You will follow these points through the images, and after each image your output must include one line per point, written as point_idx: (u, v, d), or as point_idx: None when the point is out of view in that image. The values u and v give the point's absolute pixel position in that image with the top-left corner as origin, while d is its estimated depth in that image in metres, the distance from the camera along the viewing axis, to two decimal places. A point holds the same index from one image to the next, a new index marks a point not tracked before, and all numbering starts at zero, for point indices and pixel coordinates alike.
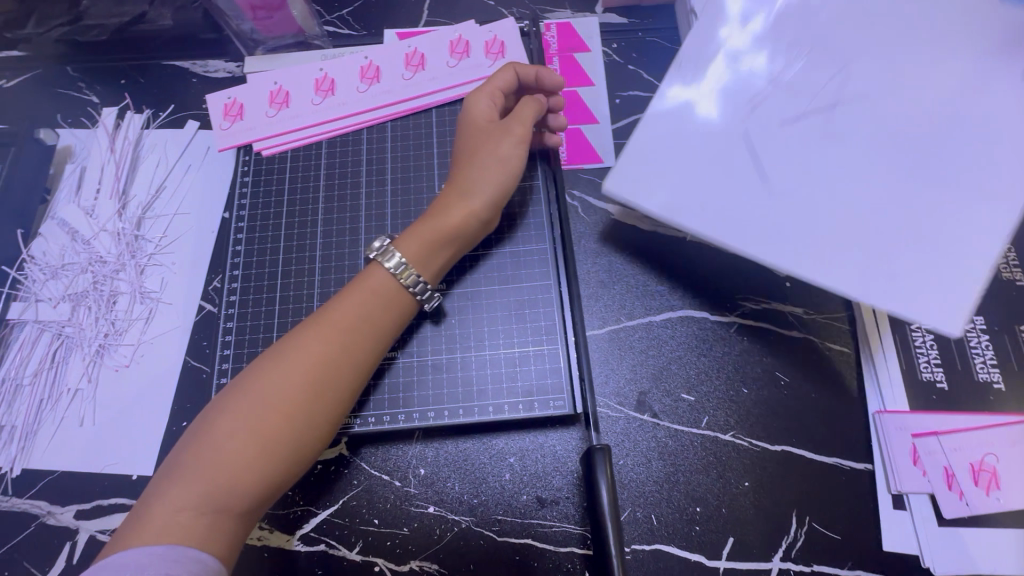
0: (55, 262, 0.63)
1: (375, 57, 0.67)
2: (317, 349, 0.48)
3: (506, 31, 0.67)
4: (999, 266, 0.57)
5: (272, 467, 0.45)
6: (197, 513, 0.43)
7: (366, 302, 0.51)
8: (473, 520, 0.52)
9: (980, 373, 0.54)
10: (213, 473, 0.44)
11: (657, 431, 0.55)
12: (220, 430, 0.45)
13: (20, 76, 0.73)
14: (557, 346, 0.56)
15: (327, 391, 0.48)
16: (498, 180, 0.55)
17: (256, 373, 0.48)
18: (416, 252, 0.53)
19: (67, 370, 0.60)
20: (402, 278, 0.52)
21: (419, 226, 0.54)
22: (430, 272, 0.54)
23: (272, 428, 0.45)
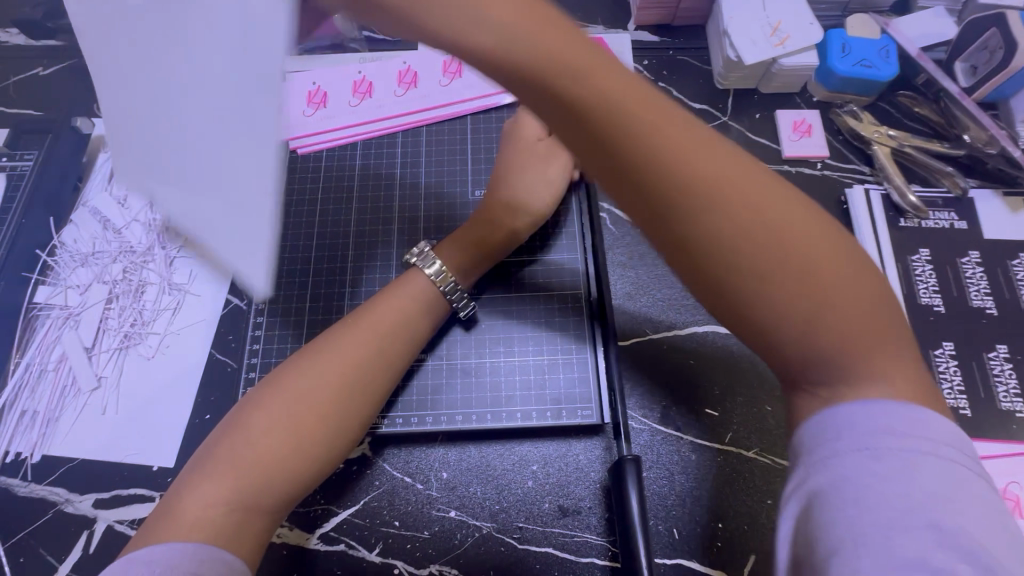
0: (86, 249, 0.64)
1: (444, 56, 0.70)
2: (355, 355, 0.50)
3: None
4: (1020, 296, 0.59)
5: (307, 468, 0.46)
6: (227, 510, 0.43)
7: (400, 307, 0.54)
8: (495, 526, 0.52)
9: (1003, 402, 0.55)
10: (247, 470, 0.44)
11: (681, 445, 0.55)
12: (254, 426, 0.46)
13: (58, 65, 0.74)
14: (585, 355, 0.57)
15: (362, 396, 0.49)
16: (539, 200, 0.60)
17: (292, 371, 0.49)
18: (457, 255, 0.58)
19: (92, 357, 0.60)
20: (439, 284, 0.55)
21: (459, 233, 0.59)
22: (465, 274, 0.58)
23: (309, 429, 0.47)
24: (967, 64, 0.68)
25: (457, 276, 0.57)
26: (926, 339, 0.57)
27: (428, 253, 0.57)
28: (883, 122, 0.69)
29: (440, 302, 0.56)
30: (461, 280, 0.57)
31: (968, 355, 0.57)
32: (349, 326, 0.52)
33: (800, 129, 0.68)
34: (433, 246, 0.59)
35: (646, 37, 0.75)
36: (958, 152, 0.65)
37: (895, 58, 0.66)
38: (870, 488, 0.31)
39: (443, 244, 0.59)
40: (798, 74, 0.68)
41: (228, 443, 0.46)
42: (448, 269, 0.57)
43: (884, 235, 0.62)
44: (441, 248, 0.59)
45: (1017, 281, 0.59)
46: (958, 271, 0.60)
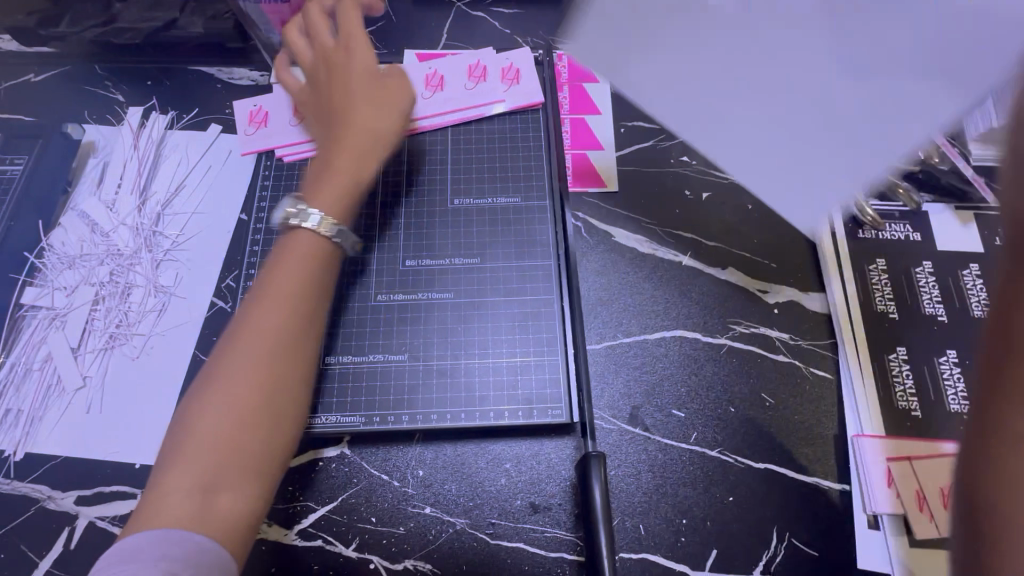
0: (73, 252, 0.65)
1: (438, 67, 0.71)
2: (277, 320, 0.49)
3: (522, 59, 0.72)
4: (970, 304, 0.62)
5: (256, 441, 0.45)
6: (186, 496, 0.42)
7: (306, 261, 0.52)
8: (468, 522, 0.54)
9: (952, 404, 0.58)
10: (198, 454, 0.43)
11: (648, 445, 0.57)
12: (203, 411, 0.45)
13: (49, 72, 0.76)
14: (557, 357, 0.58)
15: (294, 360, 0.49)
16: (359, 117, 0.59)
17: (226, 349, 0.48)
18: (336, 199, 0.55)
19: (77, 357, 0.61)
20: (322, 230, 0.53)
21: (328, 179, 0.56)
22: (346, 216, 0.55)
23: (247, 401, 0.46)
24: None
25: (340, 218, 0.55)
26: (880, 344, 0.61)
27: (299, 206, 0.54)
28: None
29: (332, 249, 0.54)
30: (343, 223, 0.55)
31: (919, 359, 0.60)
32: (260, 293, 0.50)
33: None
34: (302, 200, 0.55)
35: None
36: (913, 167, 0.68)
37: None
38: None
39: (317, 194, 0.55)
40: None
41: (176, 433, 0.45)
42: (327, 214, 0.54)
43: (842, 246, 0.66)
44: (315, 198, 0.55)
45: (967, 290, 0.63)
46: (912, 280, 0.63)
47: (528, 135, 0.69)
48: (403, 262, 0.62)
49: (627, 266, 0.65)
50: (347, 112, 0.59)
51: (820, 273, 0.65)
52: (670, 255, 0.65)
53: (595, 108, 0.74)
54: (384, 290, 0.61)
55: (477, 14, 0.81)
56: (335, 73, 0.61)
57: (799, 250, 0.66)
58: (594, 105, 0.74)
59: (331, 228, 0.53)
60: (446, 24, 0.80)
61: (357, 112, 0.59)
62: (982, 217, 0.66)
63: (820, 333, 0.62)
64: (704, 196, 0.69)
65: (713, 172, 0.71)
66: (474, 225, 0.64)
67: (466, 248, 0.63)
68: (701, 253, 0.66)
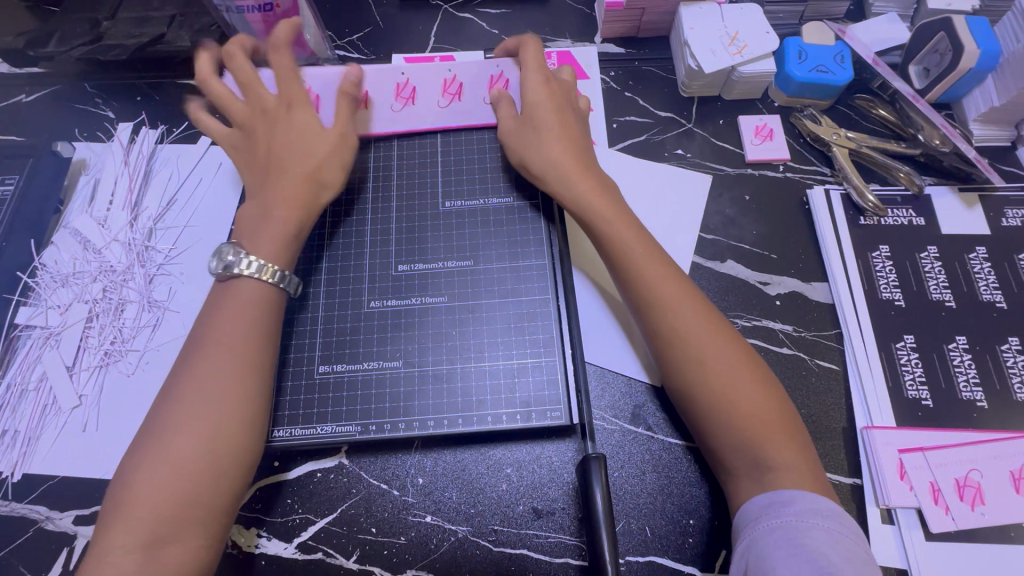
0: (66, 270, 0.65)
1: (456, 73, 0.67)
2: (218, 372, 0.48)
3: (510, 67, 0.66)
4: (979, 288, 0.60)
5: (196, 492, 0.45)
6: (127, 552, 0.42)
7: (244, 312, 0.51)
8: (470, 530, 0.53)
9: (963, 392, 0.56)
10: (137, 510, 0.43)
11: (652, 444, 0.56)
12: (150, 460, 0.45)
13: (38, 92, 0.76)
14: (554, 359, 0.56)
15: (234, 411, 0.47)
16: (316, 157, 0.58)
17: (173, 396, 0.48)
18: (278, 248, 0.54)
19: (73, 375, 0.61)
20: (265, 277, 0.53)
21: (264, 225, 0.55)
22: (290, 259, 0.56)
23: (187, 453, 0.45)
24: (920, 66, 0.71)
25: (283, 265, 0.54)
26: (887, 333, 0.59)
27: (237, 250, 0.53)
28: (843, 125, 0.71)
29: (275, 294, 0.53)
30: (286, 266, 0.55)
31: (928, 347, 0.58)
32: (203, 346, 0.49)
33: (762, 133, 0.70)
34: (243, 245, 0.54)
35: (611, 49, 0.78)
36: (913, 151, 0.67)
37: (849, 63, 0.69)
38: (786, 538, 0.43)
39: (248, 242, 0.54)
40: (757, 80, 0.69)
41: (115, 489, 0.45)
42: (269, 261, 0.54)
43: (844, 233, 0.64)
44: (249, 242, 0.54)
45: (975, 274, 0.61)
46: (917, 265, 0.62)
47: None
48: (395, 266, 0.61)
49: None
50: (285, 156, 0.57)
51: (822, 261, 0.64)
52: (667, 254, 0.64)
53: None
54: (376, 296, 0.60)
55: (464, 14, 0.80)
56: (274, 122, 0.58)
57: (801, 240, 0.65)
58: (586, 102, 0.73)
59: (274, 275, 0.53)
60: (433, 27, 0.79)
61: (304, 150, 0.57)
62: (987, 199, 0.65)
63: (825, 324, 0.61)
64: (700, 188, 0.68)
65: (709, 165, 0.69)
66: (466, 226, 0.63)
67: (458, 250, 0.61)
68: (697, 248, 0.65)
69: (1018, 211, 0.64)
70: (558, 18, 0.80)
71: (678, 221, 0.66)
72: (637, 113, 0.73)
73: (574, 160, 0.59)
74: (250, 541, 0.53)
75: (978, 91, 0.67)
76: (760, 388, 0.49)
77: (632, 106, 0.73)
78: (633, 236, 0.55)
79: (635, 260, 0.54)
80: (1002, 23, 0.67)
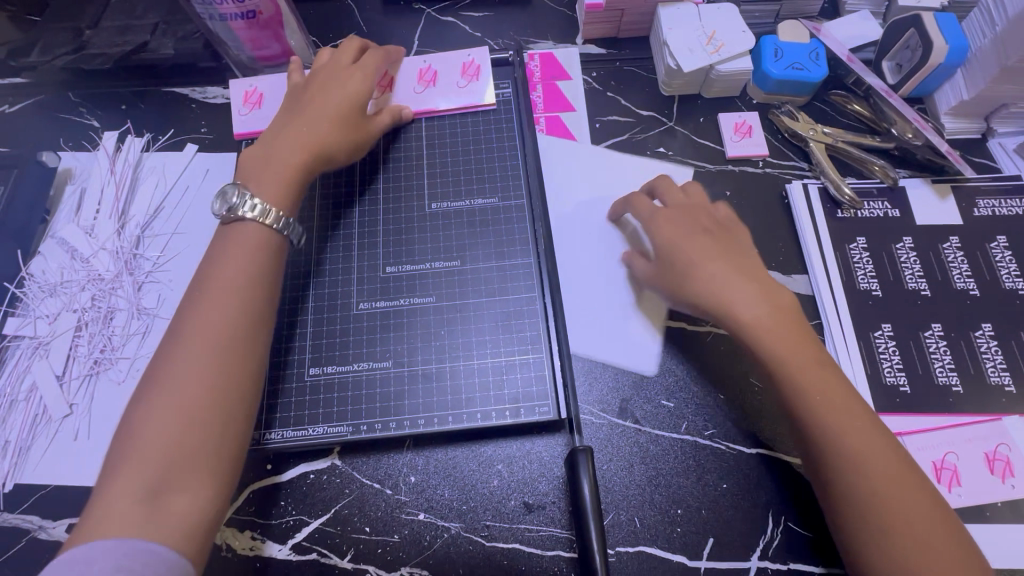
0: (54, 279, 0.65)
1: (432, 61, 0.69)
2: (218, 316, 0.48)
3: (481, 55, 0.70)
4: (953, 277, 0.62)
5: (196, 435, 0.45)
6: (134, 500, 0.42)
7: (246, 257, 0.52)
8: (463, 526, 0.54)
9: (939, 378, 0.58)
10: (142, 459, 0.43)
11: (639, 436, 0.57)
12: (152, 409, 0.45)
13: (22, 102, 0.76)
14: (542, 354, 0.57)
15: (234, 355, 0.48)
16: (326, 119, 0.59)
17: (172, 343, 0.48)
18: (277, 192, 0.55)
19: (63, 385, 0.61)
20: (267, 221, 0.53)
21: (268, 169, 0.56)
22: (291, 204, 0.56)
23: (188, 396, 0.45)
24: (894, 62, 0.73)
25: (283, 210, 0.55)
26: (865, 323, 0.60)
27: (242, 192, 0.54)
28: (820, 119, 0.73)
29: (273, 239, 0.54)
30: (284, 209, 0.56)
31: (905, 335, 0.60)
32: (201, 294, 0.50)
33: (741, 130, 0.72)
34: (245, 185, 0.55)
35: (593, 50, 0.79)
36: (888, 145, 0.69)
37: (824, 60, 0.70)
38: None
39: (251, 183, 0.56)
40: (735, 78, 0.71)
41: (118, 440, 0.45)
42: (264, 200, 0.54)
43: (822, 226, 0.65)
44: (253, 184, 0.55)
45: (949, 263, 0.63)
46: (893, 256, 0.64)
47: (501, 126, 0.68)
48: (383, 268, 0.62)
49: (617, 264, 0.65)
50: (309, 118, 0.59)
51: (801, 254, 0.65)
52: None
53: (570, 105, 0.74)
54: (365, 297, 0.60)
55: (447, 18, 0.81)
56: (313, 91, 0.61)
57: (781, 233, 0.66)
58: (569, 103, 0.74)
59: (277, 221, 0.54)
60: (416, 30, 0.80)
61: (316, 112, 0.59)
62: (959, 190, 0.66)
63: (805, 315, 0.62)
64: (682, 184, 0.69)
65: (690, 163, 0.71)
66: (452, 227, 0.63)
67: (446, 251, 0.62)
68: None
69: (989, 201, 0.66)
70: (539, 20, 0.81)
71: None
72: (620, 112, 0.74)
73: (709, 238, 0.57)
74: (245, 544, 0.54)
75: (948, 86, 0.69)
76: (899, 467, 0.47)
77: (615, 106, 0.75)
78: (764, 314, 0.53)
79: (788, 343, 0.51)
80: (968, 20, 0.68)
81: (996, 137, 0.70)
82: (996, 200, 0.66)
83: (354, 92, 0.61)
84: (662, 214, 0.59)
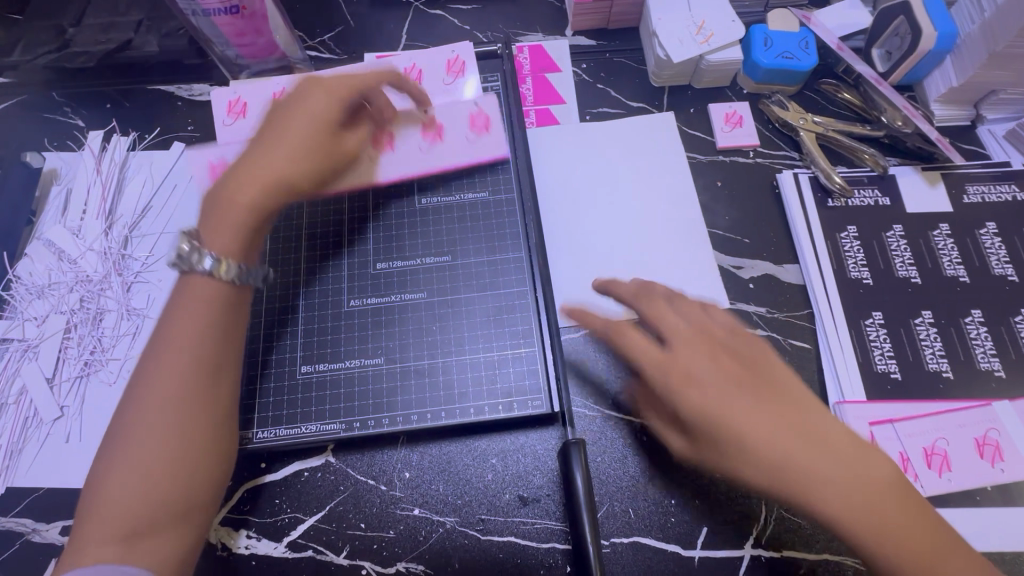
0: (41, 281, 0.65)
1: (417, 61, 0.69)
2: (173, 373, 0.46)
3: (466, 51, 0.69)
4: (943, 264, 0.62)
5: (160, 490, 0.44)
6: (106, 544, 0.43)
7: (200, 305, 0.49)
8: (458, 520, 0.54)
9: (930, 364, 0.58)
10: (112, 504, 0.44)
11: (633, 428, 0.57)
12: (120, 457, 0.45)
13: (5, 101, 0.75)
14: (534, 348, 0.57)
15: (202, 412, 0.47)
16: (292, 147, 0.54)
17: (136, 390, 0.46)
18: (233, 236, 0.50)
19: (53, 387, 0.60)
20: (220, 272, 0.49)
21: (223, 210, 0.51)
22: (246, 250, 0.51)
23: (149, 452, 0.45)
24: (883, 50, 0.72)
25: (236, 258, 0.50)
26: (856, 311, 0.61)
27: (193, 243, 0.49)
28: (809, 109, 0.73)
29: (228, 288, 0.50)
30: (247, 261, 0.52)
31: (896, 323, 0.60)
32: (159, 345, 0.48)
33: (732, 120, 0.71)
34: (197, 233, 0.50)
35: (583, 41, 0.78)
36: (877, 133, 0.68)
37: (814, 48, 0.70)
38: None
39: (206, 230, 0.50)
40: (725, 68, 0.71)
41: (91, 483, 0.45)
42: (220, 251, 0.49)
43: (813, 215, 0.66)
44: (210, 229, 0.50)
45: (938, 250, 0.63)
46: (883, 243, 0.64)
47: (490, 119, 0.68)
48: (374, 265, 0.61)
49: (610, 258, 0.65)
50: (276, 146, 0.54)
51: (793, 243, 0.65)
52: (643, 243, 0.65)
53: (560, 98, 0.74)
54: (356, 294, 0.60)
55: (435, 11, 0.80)
56: (283, 113, 0.56)
57: (771, 224, 0.67)
58: (559, 95, 0.74)
59: (230, 271, 0.49)
60: (404, 24, 0.79)
61: (284, 139, 0.55)
62: (948, 176, 0.67)
63: (797, 305, 0.62)
64: (673, 174, 0.69)
65: (683, 153, 0.70)
66: (443, 223, 0.63)
67: (435, 247, 0.62)
68: (672, 235, 0.66)
69: (978, 188, 0.66)
70: (528, 13, 0.80)
71: (653, 210, 0.67)
72: (610, 104, 0.74)
73: (747, 394, 0.46)
74: (240, 542, 0.54)
75: (937, 72, 0.69)
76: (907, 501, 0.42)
77: (605, 98, 0.74)
78: (802, 452, 0.43)
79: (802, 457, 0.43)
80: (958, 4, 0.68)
81: (984, 124, 0.70)
82: (985, 186, 0.66)
83: (326, 118, 0.56)
84: (676, 379, 0.47)
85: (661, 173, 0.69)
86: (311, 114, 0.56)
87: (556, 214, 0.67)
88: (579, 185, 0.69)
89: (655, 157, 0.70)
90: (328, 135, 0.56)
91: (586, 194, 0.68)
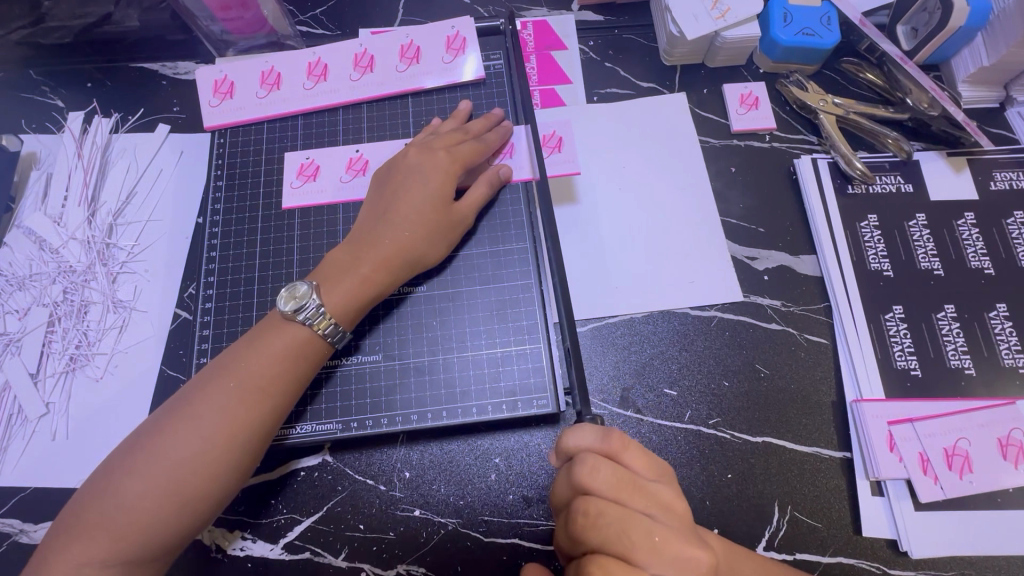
0: (22, 272, 0.62)
1: (414, 36, 0.64)
2: (225, 412, 0.45)
3: (466, 26, 0.64)
4: (968, 255, 0.59)
5: (170, 520, 0.43)
6: (103, 566, 0.42)
7: (273, 356, 0.47)
8: (460, 522, 0.52)
9: (952, 360, 0.56)
10: (119, 526, 0.42)
11: (641, 427, 0.55)
12: (142, 480, 0.43)
13: None
14: (539, 345, 0.55)
15: (240, 458, 0.45)
16: (413, 214, 0.53)
17: (181, 419, 0.45)
18: (345, 299, 0.50)
19: (37, 383, 0.58)
20: (317, 329, 0.49)
21: (345, 273, 0.51)
22: (354, 317, 0.51)
23: (174, 480, 0.43)
24: (907, 27, 0.68)
25: (344, 321, 0.50)
26: (876, 304, 0.58)
27: (311, 292, 0.49)
28: (829, 90, 0.69)
29: (316, 343, 0.49)
30: (348, 324, 0.51)
31: (917, 317, 0.57)
32: (220, 375, 0.47)
33: (747, 102, 0.68)
34: (318, 286, 0.50)
35: (590, 16, 0.74)
36: (901, 116, 0.65)
37: (836, 24, 0.66)
38: None
39: (324, 284, 0.50)
40: (741, 45, 0.67)
41: (102, 496, 0.43)
42: (327, 310, 0.49)
43: (832, 202, 0.62)
44: (324, 285, 0.50)
45: (963, 240, 0.60)
46: (905, 233, 0.61)
47: (492, 101, 0.64)
48: None
49: (619, 250, 0.62)
50: (398, 214, 0.53)
51: (810, 233, 0.62)
52: (652, 234, 0.62)
53: (566, 78, 0.70)
54: None
55: None
56: (401, 175, 0.55)
57: (788, 212, 0.63)
58: (565, 75, 0.70)
59: (331, 331, 0.49)
60: None
61: (405, 206, 0.53)
62: (975, 162, 0.63)
63: (813, 298, 0.60)
64: (685, 160, 0.66)
65: (694, 137, 0.67)
66: None
67: None
68: (683, 225, 0.63)
69: (1006, 174, 0.63)
70: None
71: (664, 198, 0.64)
72: (618, 84, 0.70)
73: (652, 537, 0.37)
74: (234, 544, 0.52)
75: (967, 51, 0.65)
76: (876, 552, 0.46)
77: (614, 78, 0.70)
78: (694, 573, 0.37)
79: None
80: None
81: (1015, 106, 0.66)
82: (1013, 172, 0.63)
83: (443, 191, 0.54)
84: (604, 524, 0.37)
85: (671, 159, 0.66)
86: (434, 180, 0.54)
87: (561, 202, 0.64)
88: (586, 171, 0.65)
89: (666, 141, 0.67)
90: (442, 205, 0.54)
91: (595, 181, 0.65)
